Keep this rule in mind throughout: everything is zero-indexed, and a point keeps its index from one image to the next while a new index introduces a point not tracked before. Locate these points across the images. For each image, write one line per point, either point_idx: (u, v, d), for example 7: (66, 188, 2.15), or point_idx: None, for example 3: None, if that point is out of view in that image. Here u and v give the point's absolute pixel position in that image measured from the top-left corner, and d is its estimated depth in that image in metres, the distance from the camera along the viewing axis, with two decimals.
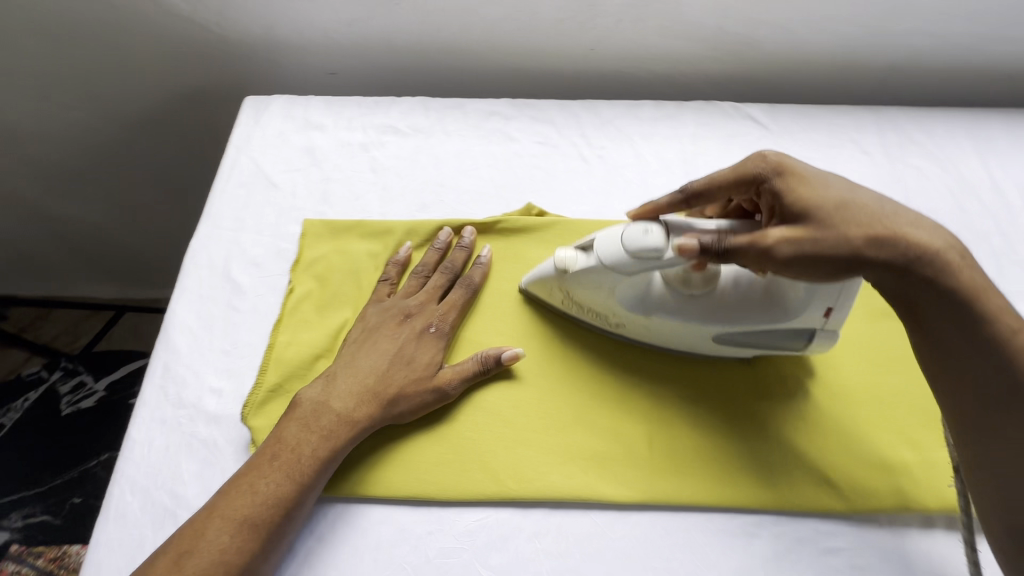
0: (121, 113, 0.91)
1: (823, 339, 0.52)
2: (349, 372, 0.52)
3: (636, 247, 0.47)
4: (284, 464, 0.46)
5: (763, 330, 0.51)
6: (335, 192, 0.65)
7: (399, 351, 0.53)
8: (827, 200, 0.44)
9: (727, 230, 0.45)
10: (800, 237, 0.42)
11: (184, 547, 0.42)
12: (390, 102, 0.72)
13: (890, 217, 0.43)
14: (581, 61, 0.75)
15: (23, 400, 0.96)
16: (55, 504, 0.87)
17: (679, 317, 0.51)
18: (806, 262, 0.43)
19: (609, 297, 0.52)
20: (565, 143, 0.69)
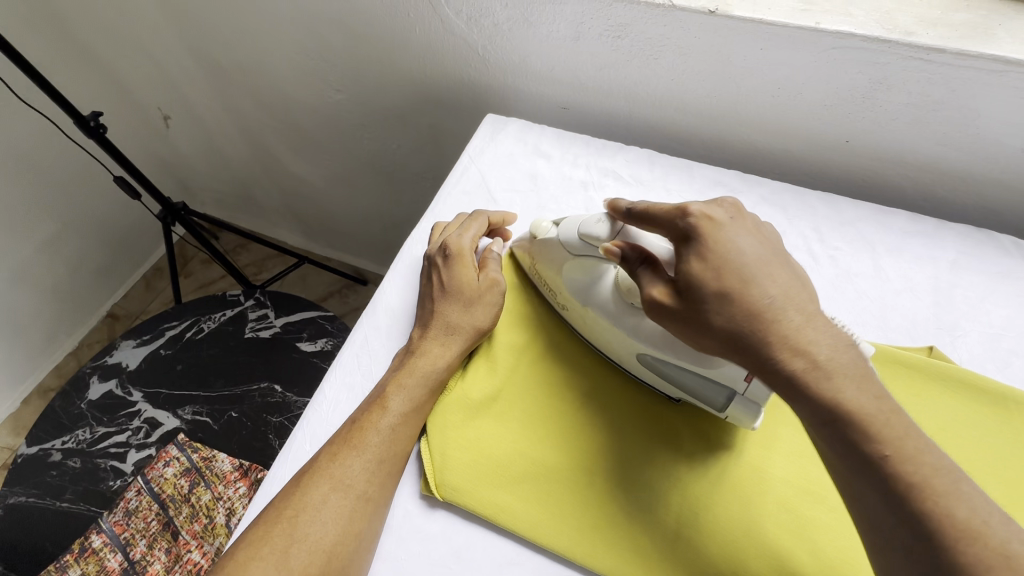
0: (372, 103, 1.04)
1: (743, 407, 0.48)
2: (436, 337, 0.55)
3: (585, 231, 0.52)
4: (388, 427, 0.50)
5: (693, 370, 0.49)
6: (546, 221, 0.68)
7: (467, 308, 0.56)
8: (718, 273, 0.41)
9: (642, 260, 0.47)
10: (675, 300, 0.43)
11: (303, 490, 0.46)
12: (618, 148, 0.73)
13: (770, 308, 0.40)
14: (827, 150, 0.71)
15: (221, 314, 1.11)
16: (216, 411, 1.00)
17: (610, 320, 0.52)
18: (679, 331, 0.43)
19: (556, 275, 0.56)
20: (793, 232, 0.64)
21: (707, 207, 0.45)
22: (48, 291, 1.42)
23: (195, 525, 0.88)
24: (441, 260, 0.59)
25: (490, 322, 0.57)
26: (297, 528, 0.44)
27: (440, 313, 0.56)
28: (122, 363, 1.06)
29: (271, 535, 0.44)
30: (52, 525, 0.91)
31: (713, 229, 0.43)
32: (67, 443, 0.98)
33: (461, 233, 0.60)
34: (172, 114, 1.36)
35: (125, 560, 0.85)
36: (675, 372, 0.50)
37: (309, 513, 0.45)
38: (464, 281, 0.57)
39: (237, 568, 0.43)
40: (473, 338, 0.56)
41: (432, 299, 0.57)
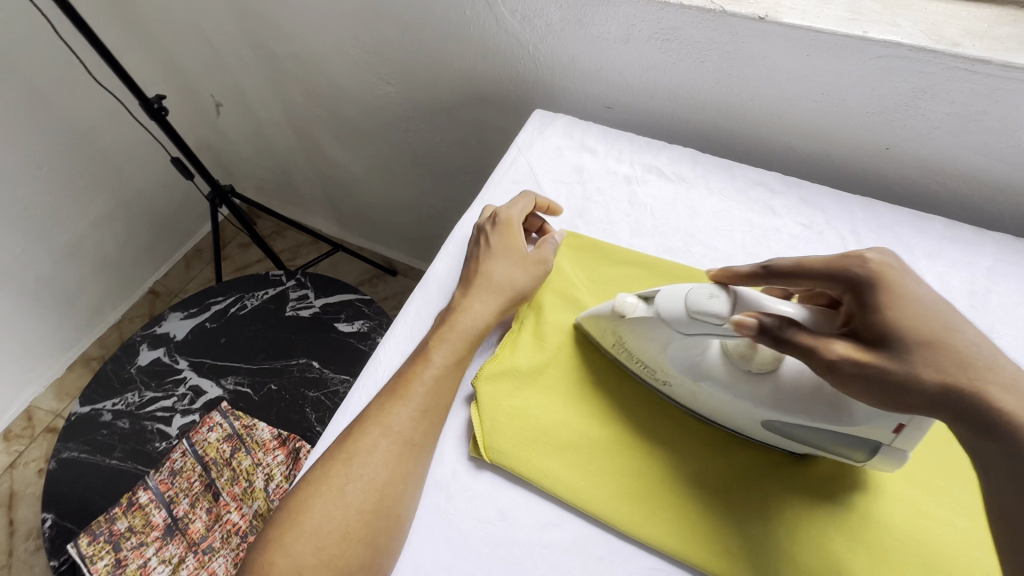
0: (419, 96, 1.09)
1: (890, 456, 0.47)
2: (479, 296, 0.58)
3: (698, 310, 0.48)
4: (430, 382, 0.53)
5: (835, 433, 0.47)
6: (591, 212, 0.71)
7: (514, 271, 0.60)
8: (917, 325, 0.41)
9: (790, 323, 0.44)
10: (872, 358, 0.41)
11: (353, 439, 0.50)
12: (661, 146, 0.76)
13: (985, 358, 0.39)
14: (865, 156, 0.73)
15: (263, 292, 1.16)
16: (256, 382, 1.05)
17: (735, 394, 0.49)
18: (868, 386, 0.41)
19: (659, 350, 0.53)
20: (830, 233, 0.66)
21: (880, 258, 0.45)
22: (97, 263, 1.49)
23: (235, 488, 0.92)
24: (488, 227, 0.63)
25: (527, 285, 0.60)
26: (352, 473, 0.48)
27: (485, 274, 0.59)
28: (170, 333, 1.11)
29: (326, 475, 0.48)
30: (101, 480, 0.96)
31: (901, 279, 0.43)
32: (118, 405, 1.04)
33: (511, 206, 0.64)
34: (224, 101, 1.43)
35: (169, 516, 0.90)
36: (814, 434, 0.48)
37: (360, 457, 0.49)
38: (512, 247, 0.61)
39: (298, 508, 0.47)
40: (515, 300, 0.59)
41: (477, 259, 0.61)
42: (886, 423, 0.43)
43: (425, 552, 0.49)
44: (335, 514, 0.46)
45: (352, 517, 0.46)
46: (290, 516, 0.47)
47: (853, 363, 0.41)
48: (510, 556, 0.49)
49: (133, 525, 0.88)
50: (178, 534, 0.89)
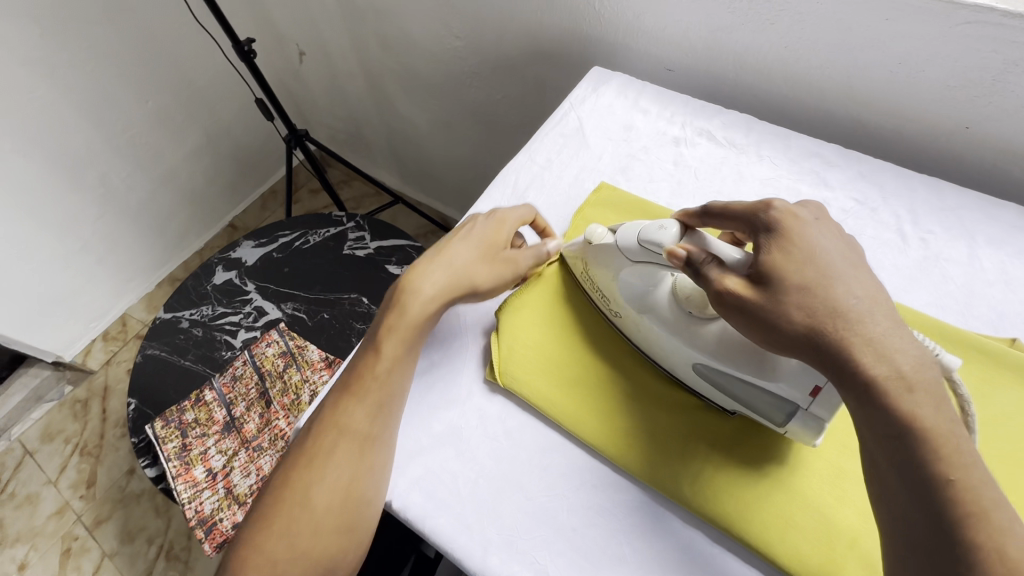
0: (485, 51, 1.11)
1: (805, 424, 0.46)
2: (442, 276, 0.56)
3: (648, 238, 0.51)
4: (422, 337, 0.55)
5: (753, 383, 0.48)
6: (633, 169, 0.71)
7: (479, 265, 0.57)
8: (802, 270, 0.41)
9: (711, 258, 0.46)
10: (756, 295, 0.42)
11: (351, 394, 0.52)
12: (716, 110, 0.74)
13: (857, 308, 0.39)
14: (942, 135, 0.68)
15: (325, 230, 1.24)
16: (311, 310, 1.15)
17: (669, 330, 0.52)
18: (748, 322, 0.43)
19: (612, 280, 0.56)
20: (884, 211, 0.63)
21: (793, 206, 0.46)
22: (187, 194, 1.65)
23: (284, 399, 1.03)
24: (479, 218, 0.61)
25: (484, 287, 0.57)
26: (358, 422, 0.51)
27: (447, 258, 0.57)
28: (242, 258, 1.23)
29: (319, 439, 0.51)
30: (175, 377, 1.10)
31: (800, 227, 0.44)
32: (194, 314, 1.17)
33: (513, 206, 0.62)
34: (306, 51, 1.51)
35: (228, 415, 1.02)
36: (735, 383, 0.49)
37: (350, 421, 0.51)
38: (489, 241, 0.58)
39: (294, 471, 0.50)
40: (467, 291, 0.56)
41: (450, 239, 0.59)
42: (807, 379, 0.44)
43: (435, 457, 0.54)
44: (325, 479, 0.49)
45: (344, 479, 0.49)
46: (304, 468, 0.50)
47: (736, 297, 0.43)
48: (511, 471, 0.53)
49: (198, 418, 1.01)
50: (234, 431, 1.00)
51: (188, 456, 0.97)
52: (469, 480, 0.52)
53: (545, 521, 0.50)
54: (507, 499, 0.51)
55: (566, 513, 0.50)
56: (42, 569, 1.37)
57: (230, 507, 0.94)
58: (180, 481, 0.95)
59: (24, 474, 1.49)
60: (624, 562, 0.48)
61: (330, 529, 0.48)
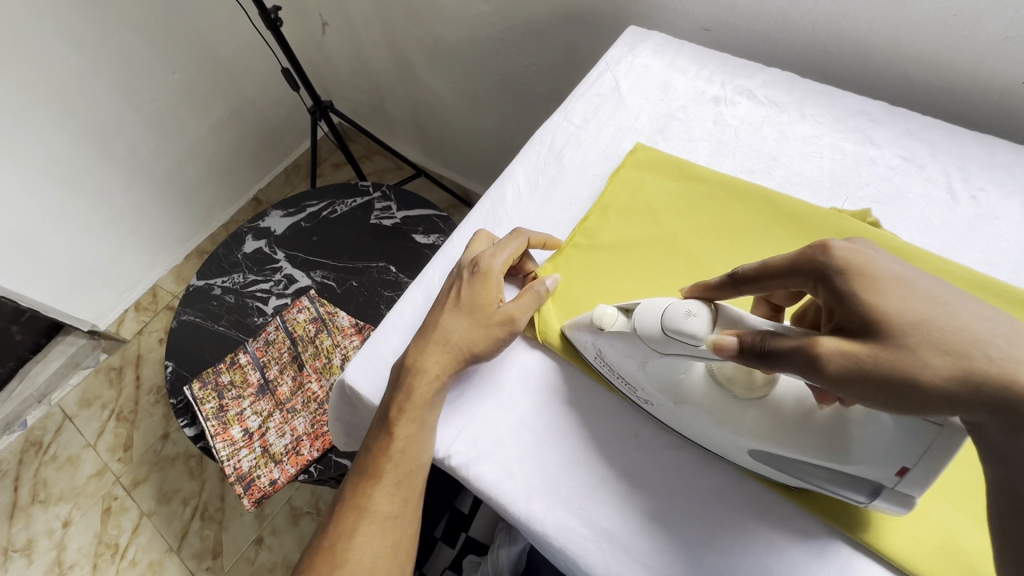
0: (514, 16, 1.09)
1: (893, 500, 0.42)
2: (445, 349, 0.54)
3: (673, 325, 0.45)
4: (478, 336, 0.54)
5: (831, 467, 0.43)
6: (672, 129, 0.70)
7: (477, 331, 0.54)
8: (894, 316, 0.37)
9: (770, 333, 0.40)
10: (863, 350, 0.37)
11: (408, 388, 0.53)
12: (757, 69, 0.73)
13: (990, 330, 0.36)
14: (996, 90, 0.66)
15: (352, 200, 1.25)
16: (340, 278, 1.16)
17: (720, 416, 0.47)
18: (865, 386, 0.37)
19: (639, 369, 0.50)
20: (934, 168, 0.62)
21: (849, 244, 0.42)
22: (212, 166, 1.67)
23: (316, 362, 1.05)
24: (467, 273, 0.57)
25: (487, 348, 0.54)
26: (423, 410, 0.52)
27: (446, 330, 0.54)
28: (271, 228, 1.24)
29: (363, 485, 0.53)
30: (210, 342, 1.12)
31: (870, 263, 0.40)
32: (226, 282, 1.19)
33: (495, 251, 0.57)
34: (330, 21, 1.50)
35: (262, 377, 1.05)
36: (797, 467, 0.45)
37: (390, 470, 0.53)
38: (485, 300, 0.55)
39: (342, 516, 0.53)
40: (472, 360, 0.54)
41: (448, 303, 0.56)
42: (895, 459, 0.39)
43: (477, 409, 0.54)
44: (376, 524, 0.52)
45: (393, 519, 0.53)
46: (379, 458, 0.53)
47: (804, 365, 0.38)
48: (553, 422, 0.53)
49: (233, 380, 1.04)
50: (268, 393, 1.03)
51: (225, 416, 1.00)
52: (512, 431, 0.53)
53: (588, 472, 0.51)
54: (550, 449, 0.52)
55: (607, 463, 0.51)
56: (85, 526, 1.43)
57: (267, 465, 0.97)
58: (219, 440, 0.98)
59: (65, 437, 1.55)
60: (666, 510, 0.49)
61: (384, 566, 0.52)
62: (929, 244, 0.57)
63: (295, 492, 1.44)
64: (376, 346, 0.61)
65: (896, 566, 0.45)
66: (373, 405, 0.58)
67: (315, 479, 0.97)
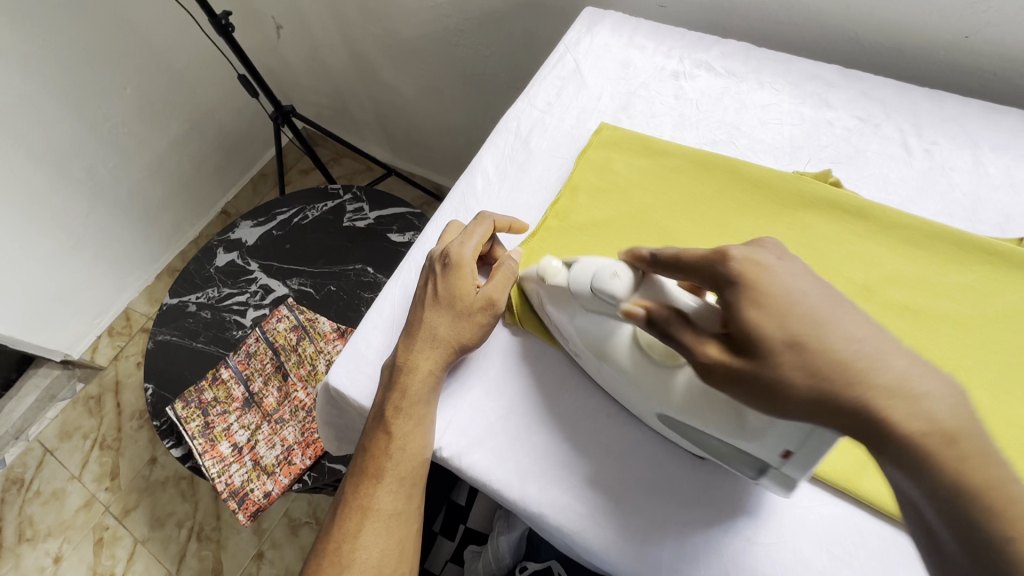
0: (470, 7, 1.09)
1: (776, 479, 0.44)
2: (433, 346, 0.53)
3: (599, 285, 0.47)
4: (465, 327, 0.54)
5: (721, 438, 0.44)
6: (635, 106, 0.71)
7: (460, 322, 0.54)
8: (783, 325, 0.36)
9: (677, 317, 0.41)
10: (740, 363, 0.38)
11: (403, 385, 0.52)
12: (714, 41, 0.73)
13: (862, 354, 0.35)
14: (942, 47, 0.68)
15: (323, 204, 1.23)
16: (317, 283, 1.15)
17: (635, 382, 0.47)
18: (744, 390, 0.38)
19: (569, 323, 0.51)
20: (888, 126, 0.63)
21: (752, 250, 0.40)
22: (175, 182, 1.62)
23: (301, 370, 1.04)
24: (439, 267, 0.56)
25: (473, 337, 0.54)
26: (420, 404, 0.52)
27: (431, 325, 0.54)
28: (242, 239, 1.22)
29: (364, 486, 0.52)
30: (189, 359, 1.10)
31: (764, 275, 0.38)
32: (201, 298, 1.17)
33: (463, 239, 0.56)
34: (284, 24, 1.47)
35: (247, 391, 1.03)
36: (696, 433, 0.46)
37: (391, 468, 0.52)
38: (462, 292, 0.54)
39: (344, 519, 0.52)
40: (460, 351, 0.54)
41: (427, 300, 0.55)
42: (775, 445, 0.40)
43: (464, 399, 0.55)
44: (381, 524, 0.51)
45: (399, 517, 0.52)
46: (379, 458, 0.52)
47: (723, 365, 0.39)
48: (540, 406, 0.54)
49: (217, 396, 1.02)
50: (254, 406, 1.02)
51: (212, 433, 0.99)
52: (501, 417, 0.53)
53: (579, 450, 0.51)
54: (540, 432, 0.52)
55: (597, 439, 0.52)
56: (77, 559, 1.40)
57: (259, 477, 0.96)
58: (207, 457, 0.97)
59: (47, 471, 1.51)
60: (658, 480, 0.50)
61: (391, 565, 0.51)
62: (889, 200, 0.59)
63: (291, 503, 1.42)
64: (358, 346, 0.60)
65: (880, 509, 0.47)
66: (360, 405, 0.58)
67: (310, 487, 0.96)
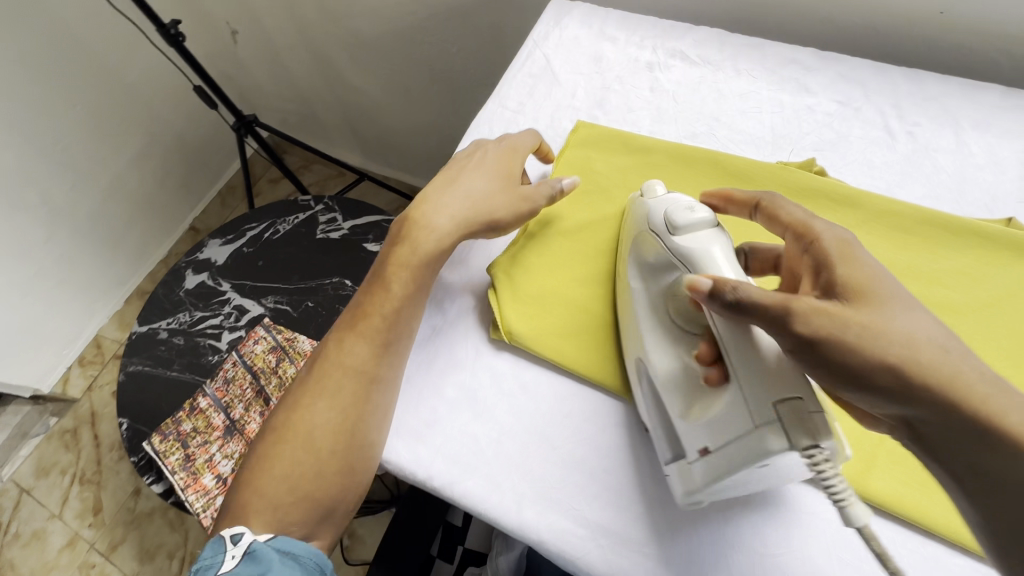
0: (434, 3, 1.05)
1: (700, 469, 0.42)
2: (453, 210, 0.56)
3: (675, 214, 0.48)
4: (468, 225, 0.56)
5: (682, 402, 0.45)
6: (611, 101, 0.68)
7: (488, 193, 0.57)
8: (871, 298, 0.40)
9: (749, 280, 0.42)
10: (825, 321, 0.39)
11: (370, 303, 0.54)
12: (686, 29, 0.71)
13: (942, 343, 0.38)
14: (917, 25, 0.66)
15: (294, 217, 1.19)
16: (294, 300, 1.10)
17: (648, 320, 0.49)
18: (823, 349, 0.38)
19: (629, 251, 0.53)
20: (869, 109, 0.62)
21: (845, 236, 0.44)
22: (138, 200, 1.55)
23: (283, 394, 1.00)
24: (484, 147, 0.60)
25: (492, 206, 0.56)
26: (375, 329, 0.52)
27: (456, 189, 0.57)
28: (211, 259, 1.17)
29: (346, 341, 0.53)
30: (164, 389, 1.05)
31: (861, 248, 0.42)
32: (172, 323, 1.11)
33: (514, 137, 0.61)
34: (240, 29, 1.40)
35: (227, 419, 0.99)
36: (664, 399, 0.46)
37: (331, 386, 0.51)
38: (495, 172, 0.58)
39: (322, 374, 0.52)
40: (472, 221, 0.56)
41: (462, 167, 0.59)
42: (742, 408, 0.39)
43: (453, 423, 0.52)
44: (350, 381, 0.51)
45: (370, 382, 0.51)
46: (324, 376, 0.52)
47: (813, 315, 0.39)
48: (533, 425, 0.51)
49: (197, 426, 0.98)
50: (236, 433, 0.98)
51: (193, 466, 0.95)
52: (493, 440, 0.51)
53: (577, 469, 0.49)
54: (534, 453, 0.50)
55: (595, 457, 0.50)
56: None
57: None
58: (190, 492, 0.93)
59: (25, 512, 1.44)
60: (660, 496, 0.48)
61: (308, 494, 0.49)
62: (875, 186, 0.58)
63: None
64: None
65: (888, 511, 0.46)
66: None
67: None
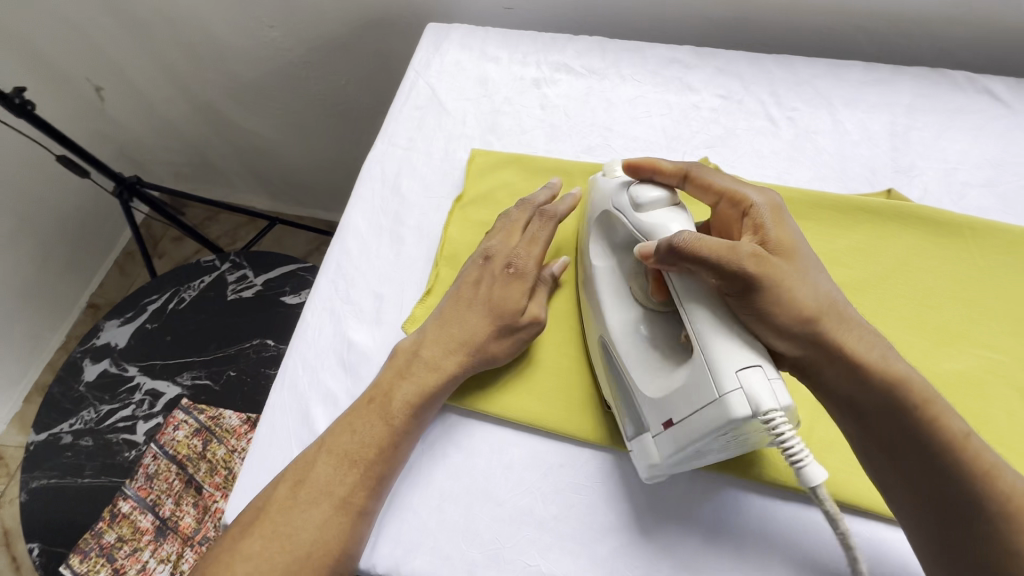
0: (311, 36, 0.99)
1: (667, 439, 0.43)
2: (451, 338, 0.52)
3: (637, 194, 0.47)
4: (476, 355, 0.51)
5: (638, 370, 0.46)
6: (502, 124, 0.66)
7: (492, 322, 0.52)
8: (798, 259, 0.43)
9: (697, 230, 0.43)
10: (761, 272, 0.41)
11: (364, 420, 0.48)
12: (567, 40, 0.70)
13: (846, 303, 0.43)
14: (780, 12, 0.69)
15: (199, 281, 1.09)
16: (214, 372, 1.01)
17: (608, 301, 0.50)
18: (761, 294, 0.41)
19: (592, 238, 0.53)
20: (750, 100, 0.63)
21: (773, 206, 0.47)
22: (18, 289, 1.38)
23: (216, 478, 0.92)
24: (480, 261, 0.55)
25: (499, 332, 0.52)
26: (373, 451, 0.47)
27: (455, 324, 0.52)
28: (110, 343, 1.05)
29: (339, 469, 0.46)
30: (78, 500, 0.94)
31: (784, 216, 0.46)
32: (76, 424, 0.99)
33: (511, 236, 0.55)
34: (104, 84, 1.28)
35: (157, 518, 0.90)
36: (620, 368, 0.48)
37: (318, 506, 0.45)
38: (495, 294, 0.53)
39: (309, 504, 0.45)
40: (479, 355, 0.51)
41: (460, 291, 0.54)
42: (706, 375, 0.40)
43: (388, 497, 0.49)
44: (338, 515, 0.45)
45: (364, 515, 0.46)
46: (308, 503, 0.45)
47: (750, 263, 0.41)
48: (474, 482, 0.49)
49: (122, 535, 0.88)
50: (169, 533, 0.89)
51: None
52: (434, 508, 0.48)
53: (525, 520, 0.47)
54: (479, 514, 0.47)
55: (542, 504, 0.48)
56: None
57: None
58: None
59: None
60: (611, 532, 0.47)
61: None
62: (766, 175, 0.59)
63: None
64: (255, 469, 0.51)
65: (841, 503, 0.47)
66: None
67: None
